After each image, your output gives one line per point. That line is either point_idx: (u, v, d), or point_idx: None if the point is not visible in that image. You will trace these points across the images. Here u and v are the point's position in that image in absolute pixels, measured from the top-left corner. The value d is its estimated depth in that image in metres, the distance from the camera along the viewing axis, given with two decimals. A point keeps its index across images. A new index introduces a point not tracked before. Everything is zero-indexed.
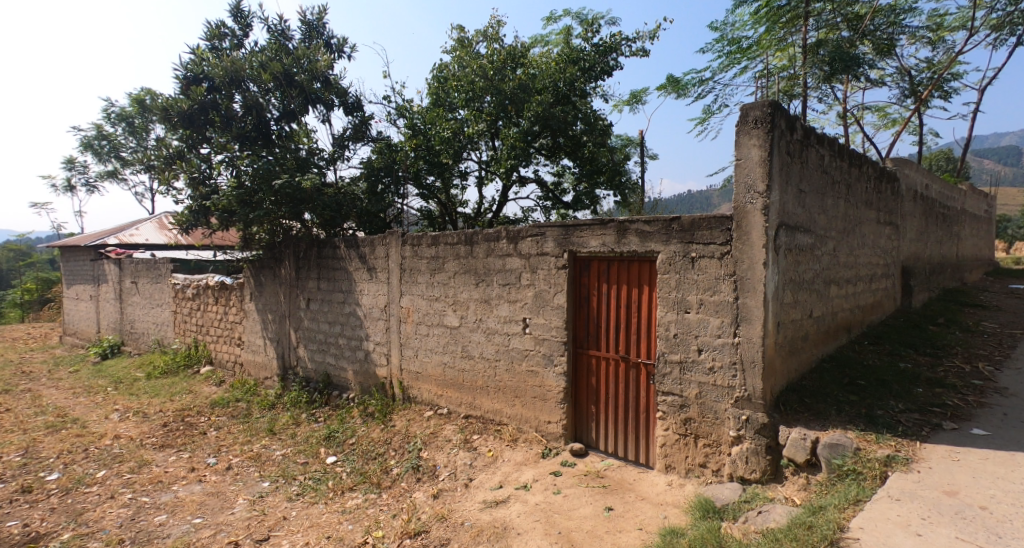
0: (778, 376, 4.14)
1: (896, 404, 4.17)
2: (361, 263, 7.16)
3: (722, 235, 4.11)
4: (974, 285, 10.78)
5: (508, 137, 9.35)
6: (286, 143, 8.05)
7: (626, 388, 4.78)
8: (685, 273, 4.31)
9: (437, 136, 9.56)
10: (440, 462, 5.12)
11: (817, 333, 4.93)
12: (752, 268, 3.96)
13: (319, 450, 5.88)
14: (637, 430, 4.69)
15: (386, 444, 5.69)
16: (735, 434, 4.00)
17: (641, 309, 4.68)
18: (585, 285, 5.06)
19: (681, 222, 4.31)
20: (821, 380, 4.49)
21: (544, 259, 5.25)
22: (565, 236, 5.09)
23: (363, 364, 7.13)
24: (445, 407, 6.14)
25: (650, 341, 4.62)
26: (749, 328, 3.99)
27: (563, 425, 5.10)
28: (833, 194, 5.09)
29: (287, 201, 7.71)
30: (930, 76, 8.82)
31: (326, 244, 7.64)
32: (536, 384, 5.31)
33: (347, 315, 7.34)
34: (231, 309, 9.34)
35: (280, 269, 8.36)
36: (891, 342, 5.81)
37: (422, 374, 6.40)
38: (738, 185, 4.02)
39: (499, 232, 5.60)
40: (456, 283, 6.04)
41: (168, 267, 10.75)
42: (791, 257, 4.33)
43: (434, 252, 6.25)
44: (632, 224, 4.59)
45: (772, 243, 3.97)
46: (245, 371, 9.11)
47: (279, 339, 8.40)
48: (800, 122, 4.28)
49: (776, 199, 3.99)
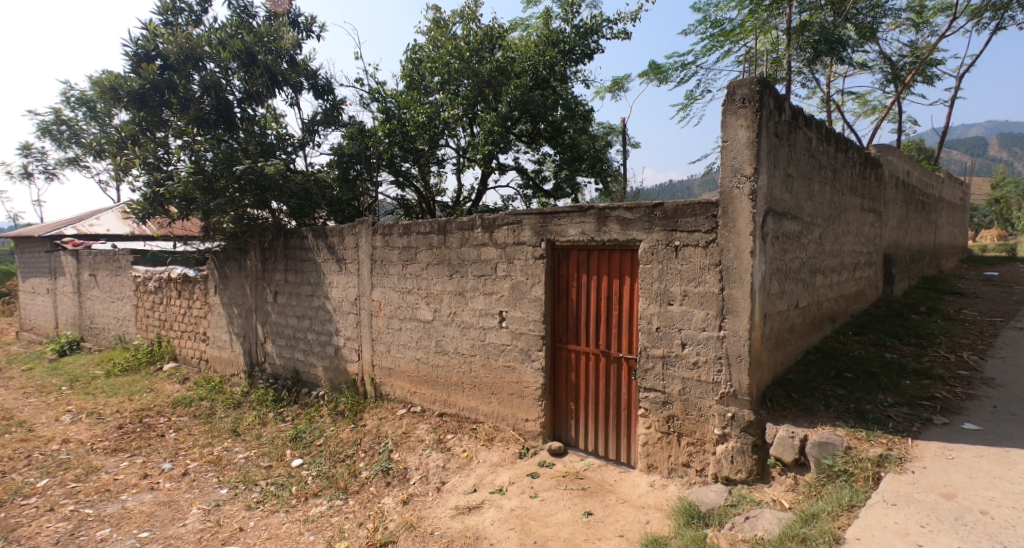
0: (765, 370, 3.94)
1: (884, 397, 3.94)
2: (330, 254, 6.79)
3: (708, 222, 3.88)
4: (951, 273, 10.78)
5: (486, 122, 8.98)
6: (250, 127, 7.64)
7: (606, 384, 4.56)
8: (668, 263, 4.08)
9: (412, 121, 9.18)
10: (410, 464, 4.85)
11: (803, 324, 4.75)
12: (738, 257, 3.75)
13: (284, 453, 5.57)
14: (618, 428, 4.48)
15: (355, 446, 5.39)
16: (720, 432, 3.80)
17: (622, 301, 4.44)
18: (564, 277, 4.81)
19: (664, 208, 4.07)
20: (808, 373, 4.29)
21: (520, 249, 4.98)
22: (542, 224, 4.83)
23: (333, 360, 6.80)
24: (418, 405, 5.85)
25: (632, 335, 4.39)
26: (736, 320, 3.78)
27: (542, 423, 4.86)
28: (820, 179, 4.89)
29: (250, 188, 7.27)
30: (912, 61, 8.67)
31: (294, 234, 7.25)
32: (513, 381, 5.06)
33: (316, 309, 7.00)
34: (195, 303, 8.90)
35: (245, 260, 7.96)
36: (876, 332, 5.67)
37: (395, 370, 6.10)
38: (724, 170, 3.78)
39: (474, 221, 5.31)
40: (429, 274, 5.74)
41: (129, 258, 10.21)
42: (779, 244, 4.13)
43: (406, 243, 5.94)
44: (613, 211, 4.35)
45: (760, 230, 3.76)
46: (211, 368, 8.71)
47: (246, 334, 8.01)
48: (789, 102, 4.06)
49: (764, 183, 3.77)
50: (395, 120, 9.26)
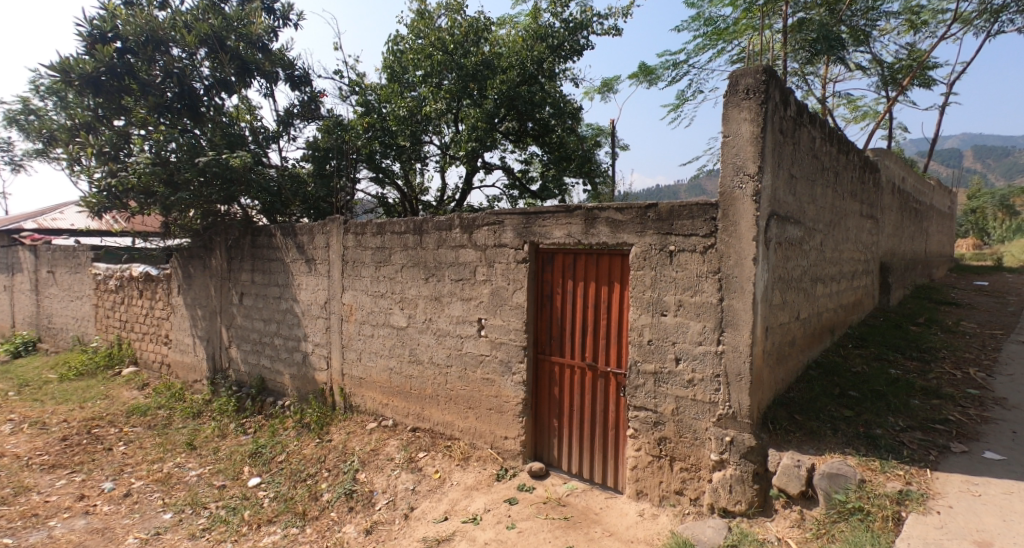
0: (766, 389, 3.60)
1: (895, 420, 3.61)
2: (298, 254, 6.32)
3: (706, 225, 3.52)
4: (941, 281, 10.59)
5: (469, 118, 8.58)
6: (217, 116, 7.10)
7: (592, 401, 4.18)
8: (662, 269, 3.72)
9: (393, 115, 8.74)
10: (377, 487, 4.44)
11: (804, 336, 4.42)
12: (739, 265, 3.39)
13: (240, 471, 5.14)
14: (605, 449, 4.11)
15: (318, 463, 4.97)
16: (717, 458, 3.45)
17: (611, 311, 4.07)
18: (548, 283, 4.43)
19: (658, 210, 3.71)
20: (811, 392, 3.96)
21: (502, 251, 4.59)
22: (526, 224, 4.44)
23: (300, 367, 6.35)
24: (390, 418, 5.42)
25: (621, 348, 4.03)
26: (736, 334, 3.43)
27: (522, 442, 4.48)
28: (823, 181, 4.57)
29: (215, 182, 6.76)
30: (909, 64, 8.44)
31: (261, 232, 6.75)
32: (491, 394, 4.66)
33: (283, 313, 6.52)
34: (157, 303, 8.36)
35: (209, 259, 7.44)
36: (876, 346, 5.37)
37: (366, 380, 5.67)
38: (726, 168, 3.42)
39: (452, 220, 4.91)
40: (404, 277, 5.32)
41: (89, 255, 9.61)
42: (781, 251, 3.79)
43: (379, 243, 5.51)
44: (602, 212, 3.98)
45: (763, 235, 3.41)
46: (173, 373, 8.19)
47: (210, 338, 7.51)
48: (794, 96, 3.70)
49: (769, 184, 3.41)
50: (375, 114, 8.81)
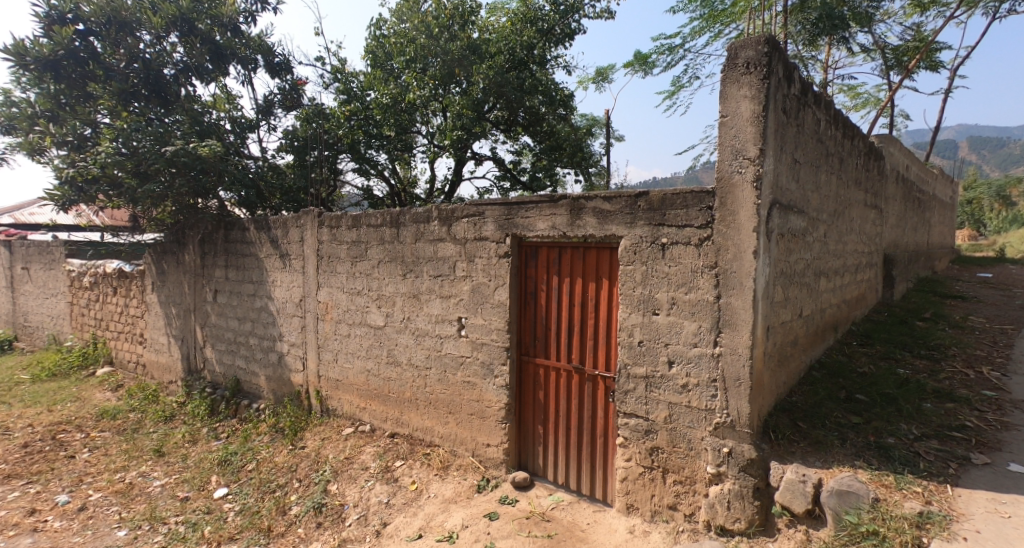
0: (766, 395, 3.29)
1: (909, 428, 3.31)
2: (272, 248, 5.96)
3: (701, 214, 3.20)
4: (944, 274, 10.27)
5: (455, 105, 8.19)
6: (187, 102, 6.67)
7: (579, 406, 3.88)
8: (653, 264, 3.40)
9: (377, 103, 8.35)
10: (348, 500, 4.17)
11: (806, 335, 4.12)
12: (738, 259, 3.08)
13: (207, 480, 4.90)
14: (593, 459, 3.82)
15: (289, 473, 4.69)
16: (714, 470, 3.17)
17: (599, 309, 3.75)
18: (531, 279, 4.11)
19: (650, 198, 3.39)
20: (815, 396, 3.66)
21: (483, 245, 4.26)
22: (507, 215, 4.11)
23: (276, 368, 6.02)
24: (368, 423, 5.11)
25: (610, 349, 3.71)
26: (734, 335, 3.11)
27: (505, 450, 4.17)
28: (828, 168, 4.23)
29: (185, 173, 6.34)
30: (916, 45, 8.08)
31: (234, 226, 6.38)
32: (472, 399, 4.36)
33: (258, 311, 6.17)
34: (132, 301, 8.02)
35: (182, 254, 7.08)
36: (883, 343, 5.07)
37: (343, 383, 5.35)
38: (723, 151, 3.10)
39: (430, 212, 4.58)
40: (381, 273, 4.98)
41: (63, 251, 9.26)
42: (784, 243, 3.47)
43: (355, 237, 5.17)
44: (589, 202, 3.66)
45: (764, 226, 3.08)
46: (148, 374, 7.87)
47: (184, 337, 7.18)
48: (799, 72, 3.36)
49: (770, 168, 3.08)
50: (357, 102, 8.42)
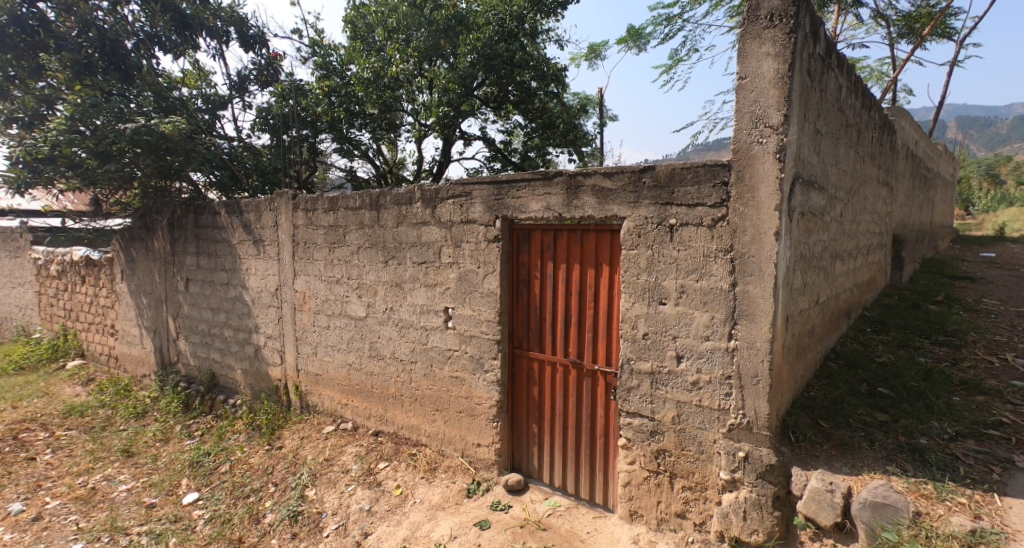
0: (785, 392, 2.97)
1: (941, 426, 3.01)
2: (245, 234, 5.54)
3: (715, 191, 2.84)
4: (946, 254, 9.99)
5: (441, 79, 7.77)
6: (148, 74, 6.17)
7: (577, 404, 3.55)
8: (660, 249, 3.05)
9: (358, 79, 7.88)
10: (327, 507, 3.83)
11: (822, 323, 3.79)
12: (757, 242, 2.73)
13: (177, 484, 4.55)
14: (592, 460, 3.51)
15: (265, 476, 4.35)
16: (728, 477, 2.86)
17: (598, 298, 3.41)
18: (524, 266, 3.75)
19: (656, 174, 3.03)
20: (835, 392, 3.35)
21: (470, 228, 3.89)
22: (497, 195, 3.74)
23: (252, 362, 5.65)
24: (350, 421, 4.76)
25: (611, 342, 3.37)
26: (752, 328, 2.78)
27: (496, 451, 3.85)
28: (847, 140, 3.88)
29: (148, 153, 5.87)
30: (928, 12, 7.67)
31: (204, 210, 5.94)
32: (461, 395, 4.02)
33: (232, 302, 5.78)
34: (101, 291, 7.60)
35: (151, 241, 6.64)
36: (898, 329, 4.76)
37: (323, 377, 4.99)
38: (741, 119, 2.73)
39: (412, 192, 4.18)
40: (361, 260, 4.59)
41: (29, 238, 8.80)
42: (804, 223, 3.12)
43: (332, 220, 4.76)
44: (588, 179, 3.29)
45: (787, 204, 2.74)
46: (121, 367, 7.49)
47: (156, 329, 6.78)
48: (824, 29, 2.98)
49: (794, 138, 2.72)
50: (337, 77, 7.95)
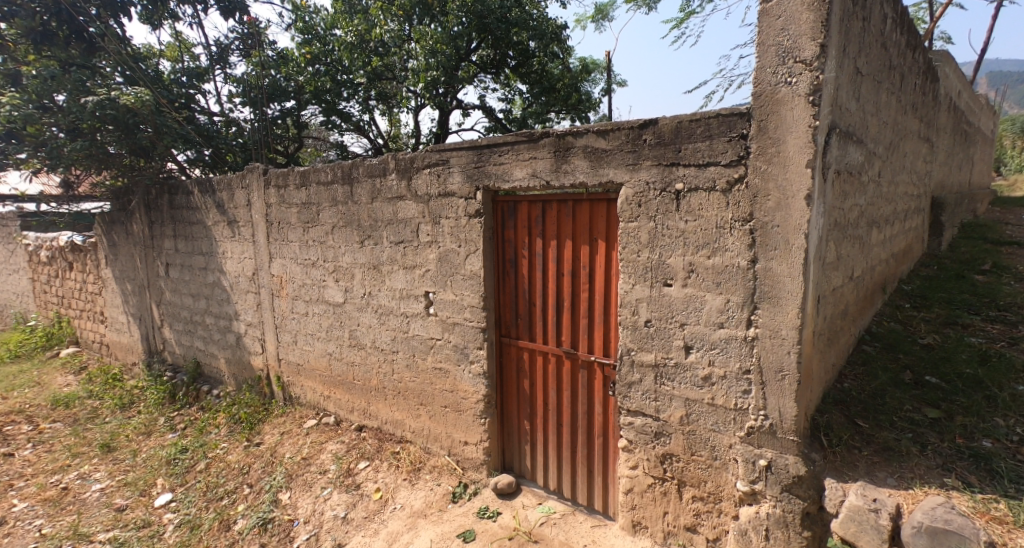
0: (814, 386, 2.50)
1: (1008, 424, 2.50)
2: (219, 214, 5.14)
3: (731, 147, 2.33)
4: (986, 217, 9.22)
5: (427, 40, 7.14)
6: (111, 42, 5.70)
7: (572, 399, 3.12)
8: (664, 219, 2.56)
9: (342, 44, 7.36)
10: (300, 514, 3.48)
11: (856, 301, 3.28)
12: (784, 208, 2.23)
13: (152, 484, 4.17)
14: (589, 462, 3.09)
15: (239, 476, 3.99)
16: (746, 488, 2.41)
17: (594, 278, 2.93)
18: (510, 243, 3.29)
19: (659, 129, 2.51)
20: (873, 384, 2.87)
21: (449, 202, 3.42)
22: (477, 162, 3.25)
23: (234, 350, 5.31)
24: (333, 414, 4.40)
25: (609, 330, 2.92)
26: (776, 313, 2.29)
27: (485, 450, 3.45)
28: (888, 85, 3.28)
29: (117, 128, 5.47)
30: None
31: (178, 189, 5.55)
32: (445, 388, 3.61)
33: (211, 288, 5.42)
34: (89, 277, 7.33)
35: (130, 224, 6.28)
36: (941, 304, 4.21)
37: (304, 368, 4.62)
38: (764, 54, 2.22)
39: (385, 162, 3.72)
40: (336, 240, 4.16)
41: (18, 224, 8.55)
42: (839, 184, 2.58)
43: (304, 197, 4.33)
44: (579, 139, 2.79)
45: (820, 160, 2.22)
46: (113, 355, 7.25)
47: (142, 316, 6.49)
48: None
49: (832, 76, 2.19)
50: (321, 43, 7.42)
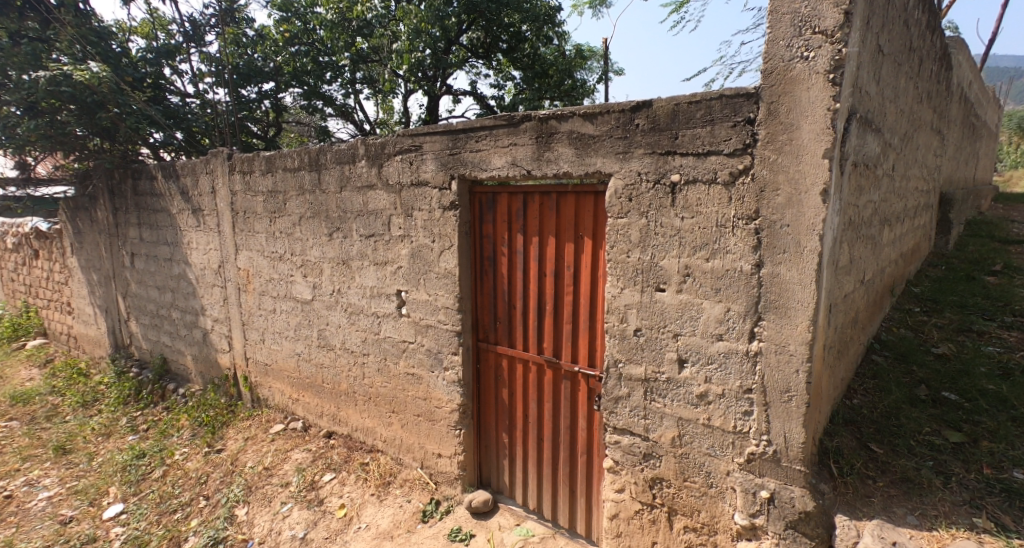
0: (823, 405, 2.21)
1: None
2: (183, 202, 4.80)
3: (736, 133, 2.02)
4: (991, 214, 8.95)
5: (412, 18, 6.78)
6: (67, 14, 5.14)
7: (554, 413, 2.83)
8: (658, 215, 2.25)
9: (323, 21, 6.99)
10: (255, 533, 3.20)
11: (867, 306, 2.99)
12: (795, 205, 1.93)
13: (104, 492, 3.85)
14: (572, 482, 2.80)
15: (196, 487, 3.70)
16: (745, 522, 2.14)
17: (579, 280, 2.63)
18: (489, 239, 2.98)
19: (653, 113, 2.20)
20: (886, 403, 2.59)
21: (422, 193, 3.10)
22: (453, 149, 2.93)
23: (201, 347, 5.00)
24: (301, 419, 4.10)
25: (595, 338, 2.62)
26: (784, 325, 2.00)
27: (459, 465, 3.16)
28: (908, 67, 2.97)
29: (77, 107, 5.11)
30: None
31: (141, 174, 5.20)
32: (418, 396, 3.32)
33: (177, 280, 5.09)
34: (55, 266, 6.97)
35: (95, 210, 5.91)
36: (954, 309, 3.94)
37: (272, 368, 4.31)
38: (777, 24, 1.91)
39: (354, 147, 3.39)
40: (304, 232, 3.84)
41: None
42: (856, 178, 2.28)
43: (270, 185, 3.99)
44: (563, 123, 2.48)
45: (839, 150, 1.92)
46: (80, 348, 6.91)
47: (108, 309, 6.15)
48: None
49: (855, 51, 1.88)
50: (301, 21, 7.04)
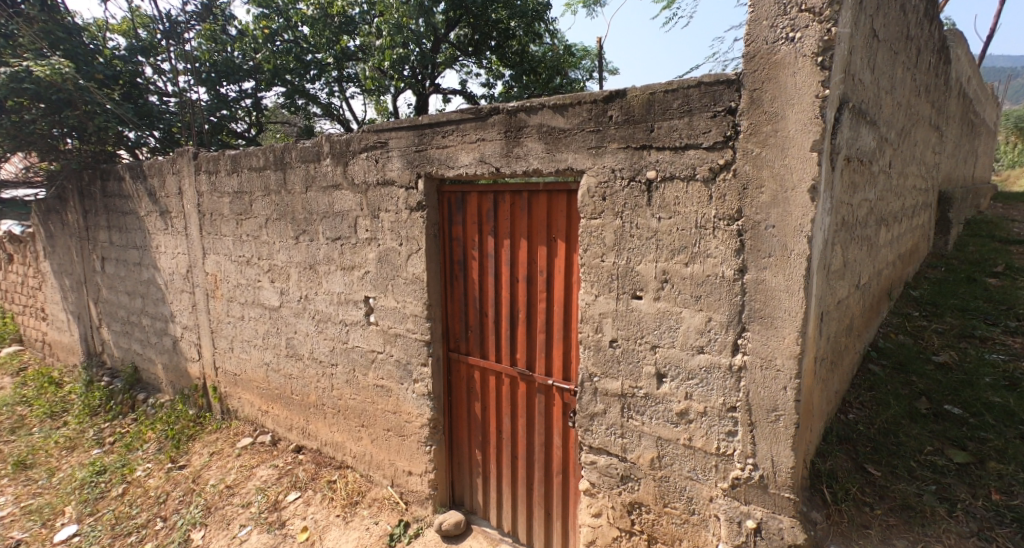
0: (815, 423, 2.02)
1: None
2: (151, 204, 4.59)
3: (715, 124, 1.83)
4: (991, 213, 8.75)
5: (393, 14, 6.58)
6: (32, 8, 4.96)
7: (528, 429, 2.63)
8: (633, 215, 2.06)
9: (304, 16, 6.78)
10: None
11: (863, 312, 2.80)
12: (782, 203, 1.74)
13: (60, 512, 3.65)
14: (547, 503, 2.60)
15: (155, 507, 3.50)
16: None
17: (552, 286, 2.44)
18: (458, 242, 2.78)
19: (627, 103, 2.01)
20: (884, 418, 2.40)
21: (389, 192, 2.91)
22: (419, 145, 2.73)
23: (171, 355, 4.79)
24: (270, 432, 3.90)
25: (569, 349, 2.43)
26: (770, 337, 1.81)
27: (431, 483, 2.96)
28: (906, 55, 2.78)
29: (43, 106, 4.92)
30: None
31: (109, 174, 5.00)
32: (388, 410, 3.11)
33: (146, 285, 4.88)
34: (29, 270, 6.76)
35: (65, 213, 5.71)
36: (955, 313, 3.74)
37: (241, 378, 4.11)
38: (760, 3, 1.72)
39: (319, 145, 3.19)
40: (270, 235, 3.64)
41: None
42: (850, 174, 2.09)
43: (236, 185, 3.79)
44: (533, 115, 2.28)
45: (829, 142, 1.72)
46: (54, 355, 6.70)
47: (80, 315, 5.94)
48: None
49: (846, 32, 1.69)
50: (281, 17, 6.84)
